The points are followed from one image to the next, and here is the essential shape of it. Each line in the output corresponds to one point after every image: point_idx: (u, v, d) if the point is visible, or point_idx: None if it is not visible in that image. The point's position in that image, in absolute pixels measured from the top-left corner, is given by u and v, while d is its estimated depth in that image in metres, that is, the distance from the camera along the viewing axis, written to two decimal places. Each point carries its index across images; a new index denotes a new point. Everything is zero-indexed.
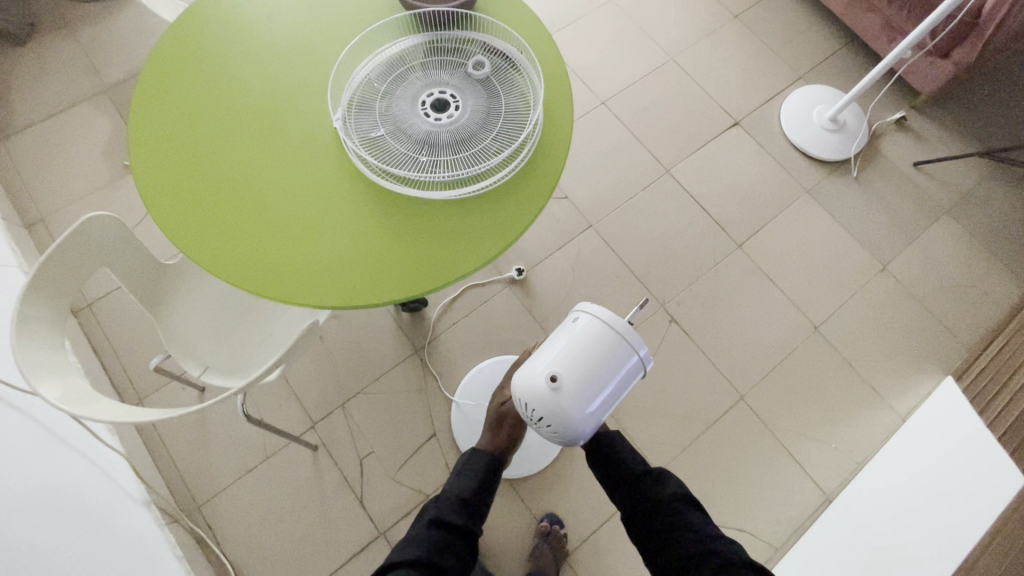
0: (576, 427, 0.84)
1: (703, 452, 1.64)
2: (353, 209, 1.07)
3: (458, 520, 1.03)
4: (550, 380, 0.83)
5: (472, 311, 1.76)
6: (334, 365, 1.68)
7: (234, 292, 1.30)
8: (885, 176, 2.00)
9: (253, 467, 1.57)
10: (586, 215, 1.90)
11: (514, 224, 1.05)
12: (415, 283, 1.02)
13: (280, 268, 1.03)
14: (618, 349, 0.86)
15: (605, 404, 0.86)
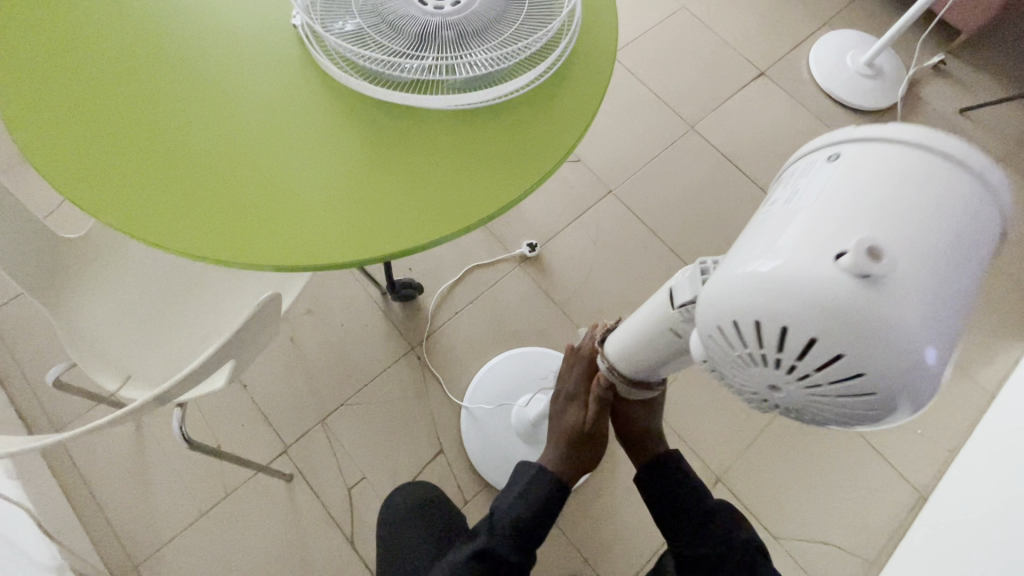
0: (909, 371, 0.39)
1: (770, 450, 1.34)
2: (349, 127, 0.76)
3: (512, 556, 0.85)
4: (861, 266, 0.37)
5: (478, 296, 1.45)
6: (310, 372, 1.34)
7: (169, 272, 0.97)
8: (930, 124, 1.77)
9: (208, 508, 1.21)
10: (603, 179, 1.62)
11: (565, 131, 0.77)
12: (454, 217, 0.71)
13: (264, 217, 0.70)
14: (961, 187, 0.41)
15: (962, 298, 0.40)
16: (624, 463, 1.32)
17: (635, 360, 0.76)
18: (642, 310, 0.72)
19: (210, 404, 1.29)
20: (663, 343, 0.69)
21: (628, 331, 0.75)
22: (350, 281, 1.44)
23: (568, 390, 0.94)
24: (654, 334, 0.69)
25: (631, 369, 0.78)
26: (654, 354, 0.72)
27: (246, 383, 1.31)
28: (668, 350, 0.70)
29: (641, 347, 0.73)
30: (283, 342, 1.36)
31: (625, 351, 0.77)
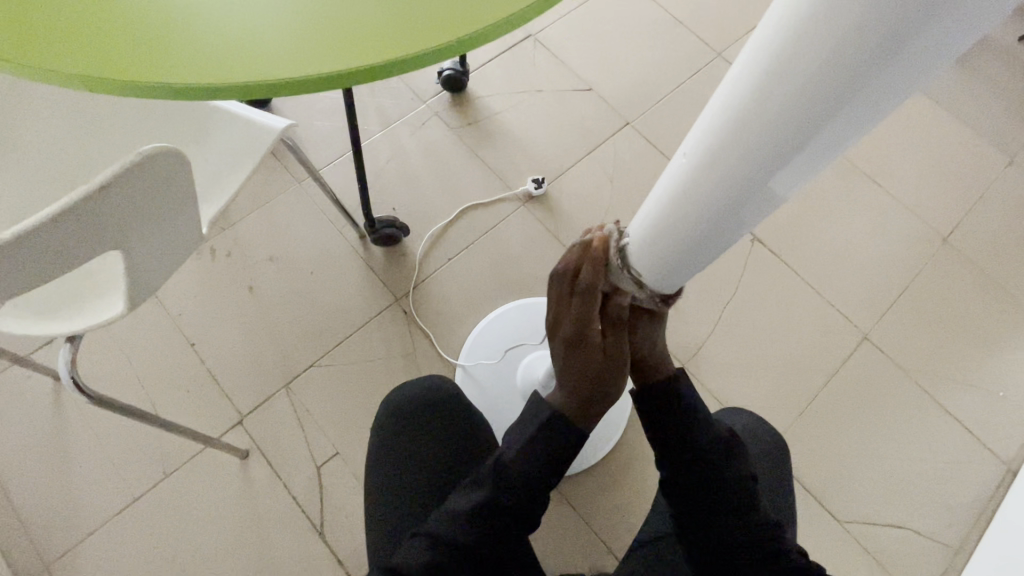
0: None
1: (825, 417, 1.13)
2: None
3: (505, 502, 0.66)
4: None
5: (475, 240, 1.22)
6: (272, 328, 1.11)
7: (57, 149, 0.71)
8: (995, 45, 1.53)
9: (143, 493, 0.97)
10: (619, 110, 1.39)
11: None
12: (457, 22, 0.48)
13: (171, 29, 0.48)
14: None
15: None
16: None
17: (656, 256, 0.56)
18: (664, 179, 0.52)
19: (150, 367, 1.06)
20: (694, 215, 0.49)
21: (648, 213, 0.54)
22: (321, 221, 1.20)
23: (574, 335, 0.68)
24: (682, 204, 0.49)
25: (650, 270, 0.58)
26: (683, 240, 0.52)
27: (195, 341, 1.08)
28: (704, 225, 0.49)
29: (664, 234, 0.53)
30: (241, 294, 1.12)
31: (643, 242, 0.56)
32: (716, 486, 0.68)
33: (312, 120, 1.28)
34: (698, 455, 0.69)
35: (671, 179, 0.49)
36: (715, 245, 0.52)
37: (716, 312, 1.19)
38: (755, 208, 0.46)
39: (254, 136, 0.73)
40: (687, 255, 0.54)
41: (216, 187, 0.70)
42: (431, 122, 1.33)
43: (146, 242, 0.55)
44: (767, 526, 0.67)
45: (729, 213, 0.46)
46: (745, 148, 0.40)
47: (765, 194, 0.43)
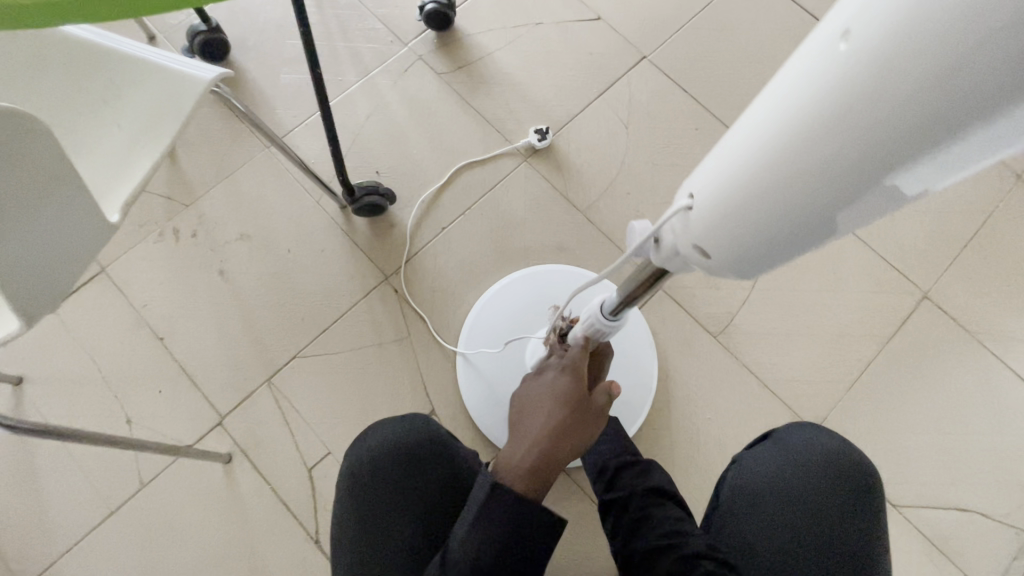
0: None
1: (880, 390, 0.99)
2: None
3: None
4: None
5: (472, 204, 1.06)
6: (248, 317, 0.98)
7: None
8: None
9: (119, 505, 0.88)
10: (633, 41, 1.18)
11: None
12: None
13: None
14: None
15: None
16: (684, 418, 0.97)
17: (734, 231, 0.33)
18: (773, 94, 0.29)
19: (116, 366, 0.95)
20: (830, 165, 0.27)
21: (733, 158, 0.32)
22: (295, 192, 1.05)
23: (605, 406, 0.66)
24: (817, 138, 0.27)
25: (718, 257, 0.36)
26: (794, 209, 0.30)
27: (164, 335, 0.97)
28: (842, 185, 0.27)
29: (762, 195, 0.31)
30: (211, 279, 1.00)
31: (714, 208, 0.34)
32: (617, 507, 0.73)
33: (278, 74, 1.11)
34: (610, 484, 0.76)
35: (796, 93, 0.27)
36: (848, 220, 0.30)
37: (752, 274, 1.04)
38: (956, 156, 0.24)
39: (173, 85, 0.57)
40: (792, 236, 0.32)
41: (130, 156, 0.56)
42: (414, 67, 1.14)
43: (19, 229, 0.43)
44: (659, 537, 0.66)
45: (905, 163, 0.24)
46: (1004, 28, 0.18)
47: (997, 130, 0.22)
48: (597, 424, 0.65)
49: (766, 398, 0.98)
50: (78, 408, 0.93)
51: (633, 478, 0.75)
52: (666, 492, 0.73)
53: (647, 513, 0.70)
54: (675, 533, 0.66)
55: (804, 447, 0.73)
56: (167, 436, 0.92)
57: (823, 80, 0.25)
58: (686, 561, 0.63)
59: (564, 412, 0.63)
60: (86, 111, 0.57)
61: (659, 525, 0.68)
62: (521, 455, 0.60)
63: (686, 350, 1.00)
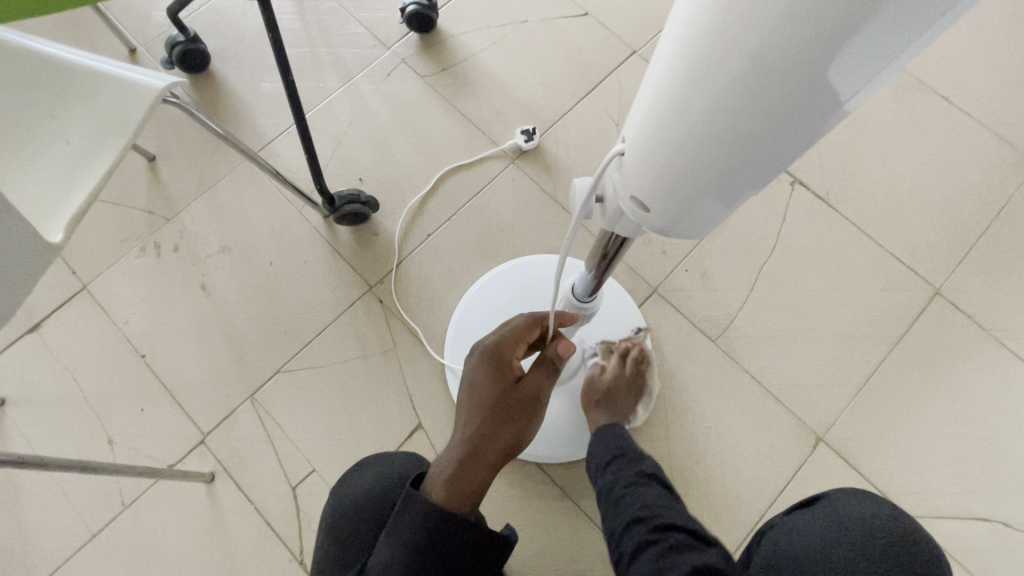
0: None
1: (891, 394, 0.94)
2: None
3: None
4: None
5: (457, 210, 1.03)
6: (230, 332, 0.96)
7: None
8: None
9: (102, 528, 0.86)
10: (623, 36, 1.14)
11: None
12: None
13: None
14: None
15: None
16: (683, 427, 0.92)
17: (666, 176, 0.34)
18: (674, 30, 0.30)
19: (98, 386, 0.93)
20: (737, 86, 0.27)
21: (651, 98, 0.32)
22: (277, 203, 1.02)
23: (533, 398, 0.63)
24: (718, 65, 0.27)
25: (656, 203, 0.36)
26: (716, 140, 0.30)
27: (146, 353, 0.95)
28: (749, 109, 0.27)
29: (684, 130, 0.31)
30: (192, 294, 0.98)
31: (645, 150, 0.34)
32: (604, 491, 0.71)
33: (259, 83, 1.09)
34: (601, 467, 0.74)
35: (690, 27, 0.28)
36: (766, 155, 0.30)
37: (751, 275, 1.00)
38: (851, 72, 0.24)
39: (124, 100, 0.55)
40: (721, 170, 0.32)
41: (77, 173, 0.53)
42: (397, 71, 1.11)
43: None
44: (635, 513, 0.65)
45: (804, 78, 0.25)
46: None
47: (875, 38, 0.22)
48: (528, 417, 0.62)
49: (769, 404, 0.93)
50: (59, 429, 0.91)
51: (623, 463, 0.72)
52: (654, 473, 0.70)
53: (631, 491, 0.68)
54: (653, 508, 0.64)
55: (857, 513, 0.65)
56: (150, 457, 0.90)
57: (712, 13, 0.26)
58: (656, 534, 0.61)
59: (487, 411, 0.60)
60: (33, 128, 0.55)
61: (638, 500, 0.66)
62: (443, 461, 0.57)
63: (684, 355, 0.96)
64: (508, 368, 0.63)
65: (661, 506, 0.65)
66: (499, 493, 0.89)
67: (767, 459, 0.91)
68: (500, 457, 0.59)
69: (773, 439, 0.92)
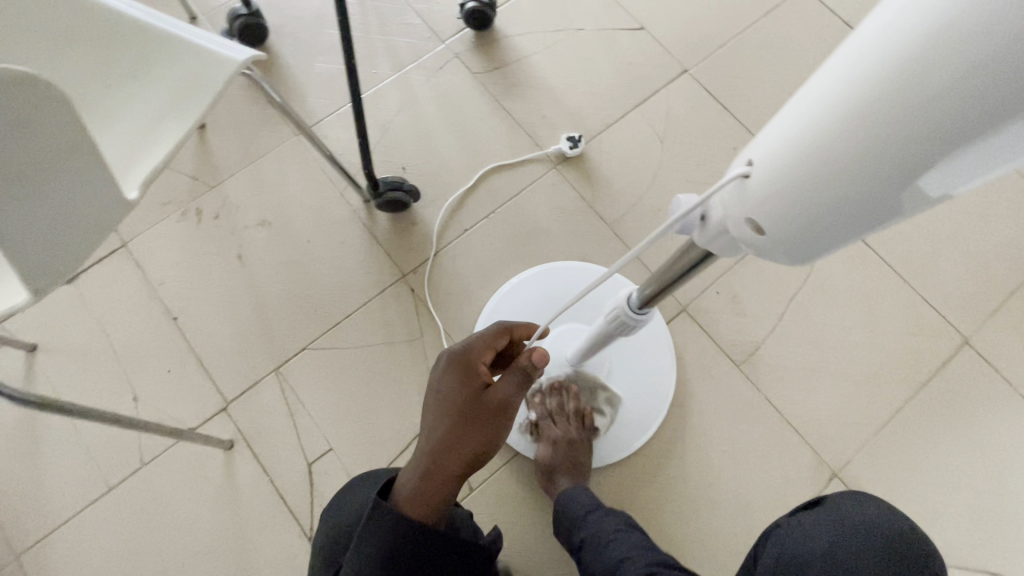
0: None
1: (909, 438, 0.94)
2: None
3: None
4: None
5: (495, 208, 1.04)
6: (261, 305, 0.97)
7: None
8: None
9: (118, 482, 0.88)
10: (675, 54, 1.15)
11: None
12: None
13: None
14: None
15: None
16: (698, 446, 0.93)
17: (791, 207, 0.31)
18: (849, 52, 0.28)
19: (128, 342, 0.95)
20: (907, 125, 0.25)
21: (802, 117, 0.30)
22: (320, 182, 1.04)
23: (502, 404, 0.64)
24: (899, 94, 0.25)
25: (771, 232, 0.34)
26: (863, 177, 0.28)
27: (178, 315, 0.96)
28: (913, 149, 0.25)
29: (828, 156, 0.29)
30: (228, 263, 0.99)
31: (774, 174, 0.32)
32: (587, 543, 0.73)
33: (313, 62, 1.11)
34: (579, 517, 0.77)
35: (875, 48, 0.26)
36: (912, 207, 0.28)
37: (781, 304, 1.00)
38: None
39: (204, 72, 0.56)
40: (856, 211, 0.29)
41: (153, 135, 0.55)
42: (449, 65, 1.13)
43: (44, 207, 0.42)
44: (623, 554, 0.67)
45: (996, 125, 0.22)
46: None
47: None
48: (496, 423, 0.63)
49: (787, 434, 0.94)
50: (87, 380, 0.92)
51: (599, 514, 0.75)
52: (631, 520, 0.74)
53: (614, 537, 0.71)
54: (638, 549, 0.67)
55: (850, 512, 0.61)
56: (171, 417, 0.91)
57: (905, 40, 0.24)
58: (650, 569, 0.63)
59: (453, 419, 0.61)
60: (114, 85, 0.57)
61: (624, 544, 0.69)
62: (409, 472, 0.58)
63: (705, 377, 0.96)
64: (477, 374, 0.65)
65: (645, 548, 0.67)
66: (509, 490, 0.90)
67: (779, 488, 0.91)
68: (466, 464, 0.60)
69: (787, 469, 0.92)
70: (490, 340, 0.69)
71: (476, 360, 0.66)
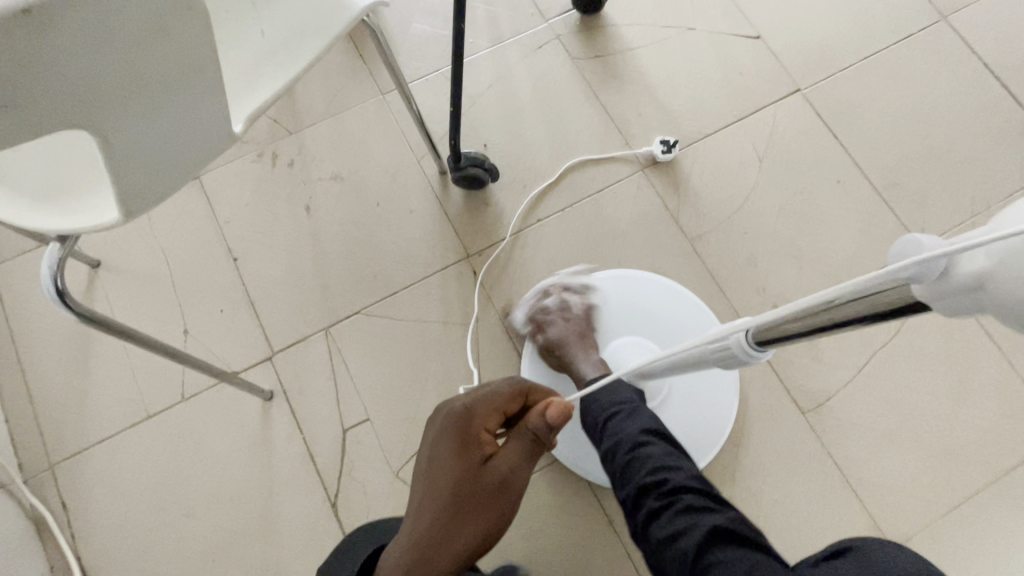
0: None
1: (983, 528, 0.85)
2: None
3: None
4: None
5: (573, 203, 0.99)
6: (322, 261, 0.95)
7: None
8: None
9: (158, 412, 0.87)
10: (790, 71, 1.07)
11: None
12: None
13: None
14: None
15: None
16: (747, 489, 0.87)
17: None
18: None
19: (188, 275, 0.94)
20: None
21: None
22: (399, 146, 1.00)
23: (505, 477, 0.57)
24: None
25: None
26: None
27: (239, 257, 0.95)
28: None
29: None
30: (296, 213, 0.97)
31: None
32: (609, 454, 0.65)
33: (411, 22, 1.07)
34: (601, 428, 0.69)
35: None
36: None
37: (862, 356, 0.92)
38: None
39: (328, 10, 0.52)
40: None
41: (265, 69, 0.52)
42: (549, 46, 1.07)
43: (152, 130, 0.38)
44: (643, 474, 0.60)
45: None
46: None
47: None
48: (495, 505, 0.56)
49: (845, 496, 0.87)
50: (143, 306, 0.92)
51: (621, 423, 0.66)
52: (657, 429, 0.64)
53: (636, 451, 0.62)
54: (662, 471, 0.59)
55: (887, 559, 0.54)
56: (218, 357, 0.90)
57: None
58: (668, 502, 0.56)
59: (450, 502, 0.54)
60: (233, 12, 0.55)
61: (644, 461, 0.61)
62: (391, 566, 0.51)
63: (767, 420, 0.90)
64: (479, 446, 0.57)
65: (668, 466, 0.60)
66: (538, 496, 0.86)
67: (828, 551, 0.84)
68: (458, 557, 0.53)
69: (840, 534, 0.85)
70: (501, 404, 0.60)
71: (480, 426, 0.58)
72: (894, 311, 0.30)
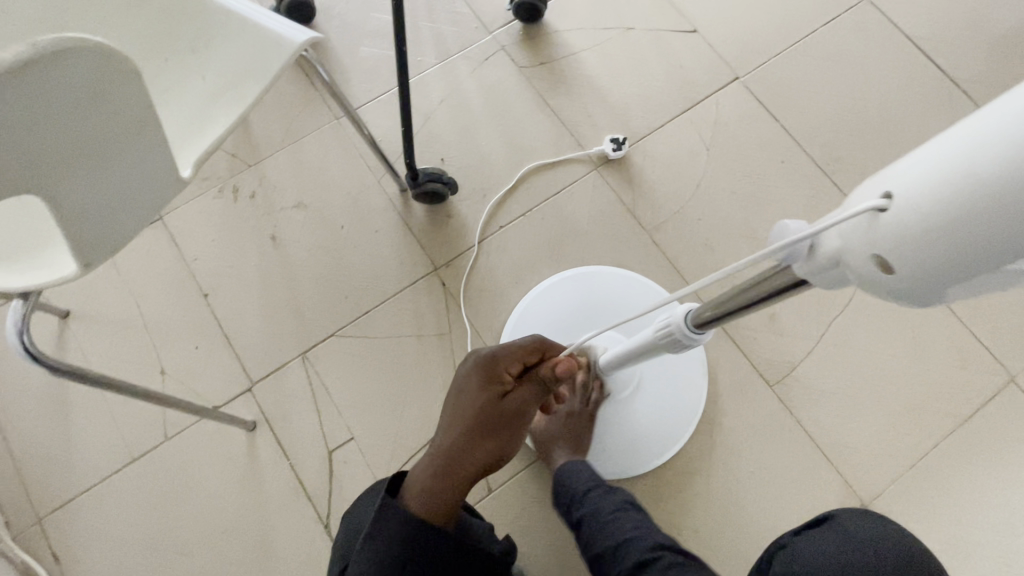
0: None
1: (948, 475, 0.90)
2: None
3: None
4: None
5: (533, 207, 1.02)
6: (293, 288, 0.97)
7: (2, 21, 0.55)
8: None
9: (142, 454, 0.88)
10: (728, 60, 1.11)
11: None
12: None
13: None
14: None
15: None
16: (725, 464, 0.90)
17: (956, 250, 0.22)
18: None
19: (160, 316, 0.95)
20: None
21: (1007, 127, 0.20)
22: (358, 168, 1.02)
23: (518, 409, 0.65)
24: None
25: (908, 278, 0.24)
26: None
27: (209, 293, 0.96)
28: None
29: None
30: (262, 243, 0.98)
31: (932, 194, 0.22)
32: (586, 522, 0.74)
33: (359, 46, 1.09)
34: (577, 497, 0.77)
35: None
36: None
37: (821, 326, 0.97)
38: None
39: (263, 50, 0.54)
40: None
41: (209, 113, 0.54)
42: (496, 57, 1.10)
43: (97, 185, 0.40)
44: (622, 535, 0.69)
45: None
46: None
47: None
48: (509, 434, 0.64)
49: (818, 460, 0.91)
50: (118, 351, 0.93)
51: (599, 493, 0.76)
52: (632, 499, 0.75)
53: (615, 516, 0.72)
54: (640, 530, 0.69)
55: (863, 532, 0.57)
56: (197, 394, 0.91)
57: None
58: (653, 553, 0.64)
59: (473, 425, 0.62)
60: (174, 58, 0.57)
61: (624, 523, 0.70)
62: (421, 469, 0.59)
63: (738, 396, 0.93)
64: (499, 381, 0.66)
65: (647, 528, 0.69)
66: (535, 495, 0.89)
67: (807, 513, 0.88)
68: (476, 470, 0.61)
69: (816, 496, 0.89)
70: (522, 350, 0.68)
71: (503, 363, 0.67)
72: (785, 286, 0.35)
